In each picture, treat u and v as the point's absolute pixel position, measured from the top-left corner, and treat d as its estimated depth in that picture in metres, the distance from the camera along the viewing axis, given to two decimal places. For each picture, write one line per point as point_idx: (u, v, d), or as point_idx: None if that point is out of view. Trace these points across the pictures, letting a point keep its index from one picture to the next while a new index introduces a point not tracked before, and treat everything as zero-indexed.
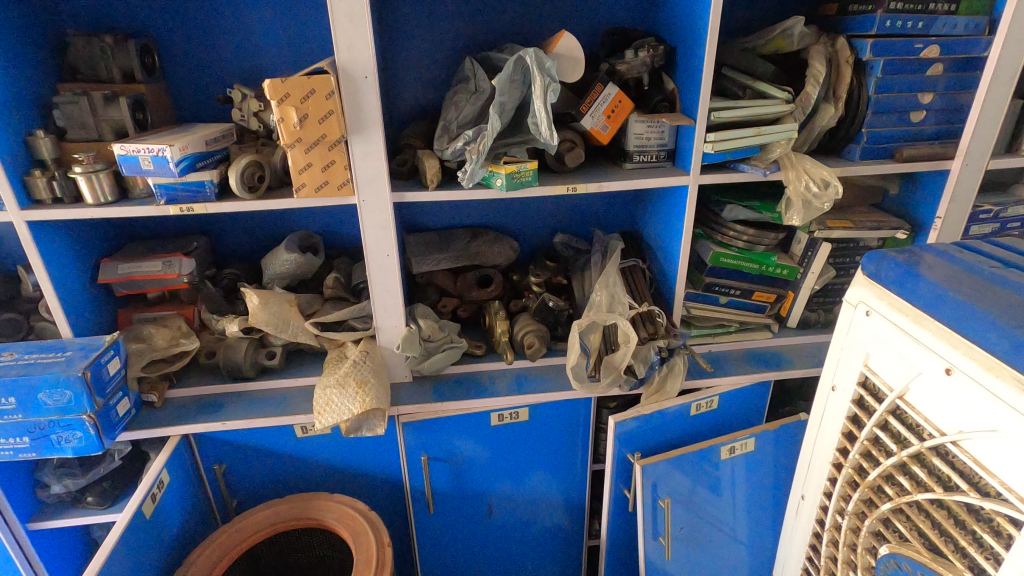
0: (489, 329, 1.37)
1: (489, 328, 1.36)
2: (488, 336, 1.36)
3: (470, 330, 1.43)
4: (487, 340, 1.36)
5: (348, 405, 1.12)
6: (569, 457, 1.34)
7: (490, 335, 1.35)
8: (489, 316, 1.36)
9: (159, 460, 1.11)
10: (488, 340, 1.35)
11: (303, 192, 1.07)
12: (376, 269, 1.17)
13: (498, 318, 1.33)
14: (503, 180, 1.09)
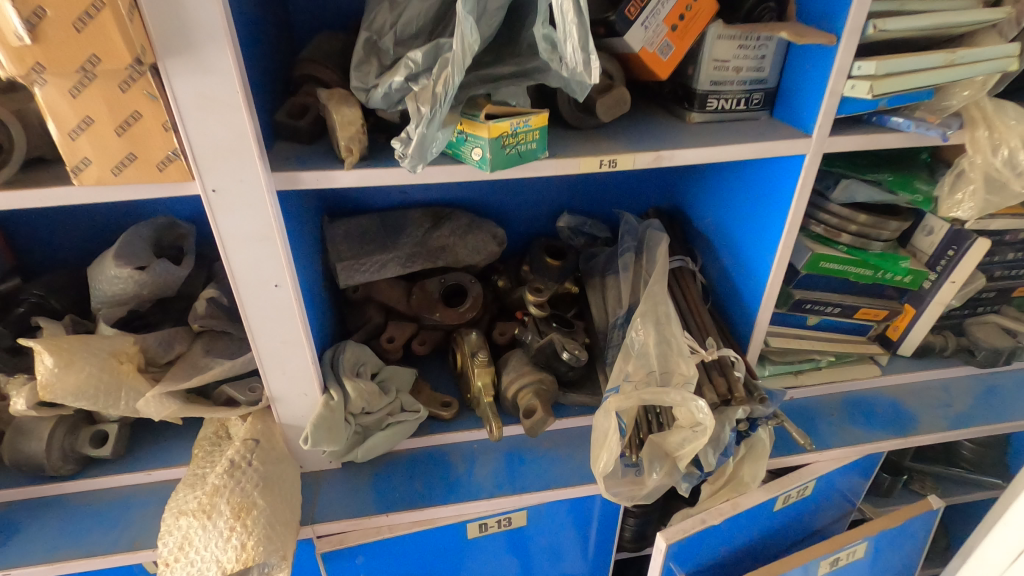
0: (463, 376, 0.88)
1: (464, 375, 0.87)
2: (461, 386, 0.88)
3: (433, 366, 0.95)
4: (461, 391, 0.89)
5: (218, 554, 0.65)
6: (585, 559, 0.91)
7: (465, 386, 0.87)
8: (463, 355, 0.88)
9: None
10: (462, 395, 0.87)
11: (86, 177, 0.54)
12: (257, 312, 0.65)
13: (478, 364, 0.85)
14: (482, 151, 0.58)
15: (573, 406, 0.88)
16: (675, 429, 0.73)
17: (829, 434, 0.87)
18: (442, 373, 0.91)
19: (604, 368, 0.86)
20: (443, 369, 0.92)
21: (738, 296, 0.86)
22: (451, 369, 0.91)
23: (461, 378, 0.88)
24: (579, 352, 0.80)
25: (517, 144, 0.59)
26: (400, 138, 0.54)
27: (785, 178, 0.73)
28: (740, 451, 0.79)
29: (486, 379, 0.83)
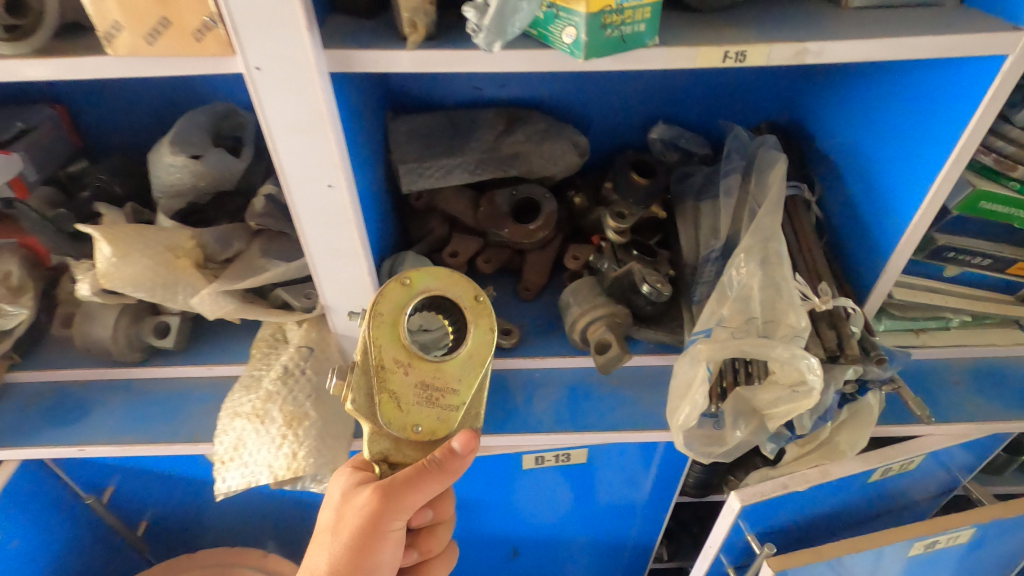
0: (423, 379, 0.52)
1: (404, 388, 0.52)
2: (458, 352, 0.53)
3: (450, 276, 0.54)
4: (467, 350, 0.53)
5: (270, 457, 0.64)
6: (646, 499, 0.88)
7: (423, 409, 0.53)
8: (370, 373, 0.52)
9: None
10: (471, 357, 0.53)
11: (121, 46, 0.48)
12: (307, 216, 0.59)
13: (382, 444, 0.54)
14: (578, 31, 0.46)
15: (647, 343, 0.79)
16: (768, 385, 0.63)
17: (950, 406, 0.74)
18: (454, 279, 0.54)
19: (689, 306, 0.76)
20: (426, 284, 0.53)
21: (864, 235, 0.72)
22: (467, 279, 0.53)
23: (431, 356, 0.53)
24: (661, 287, 0.71)
25: (622, 25, 0.46)
26: (473, 6, 0.45)
27: (962, 88, 0.56)
28: (840, 415, 0.68)
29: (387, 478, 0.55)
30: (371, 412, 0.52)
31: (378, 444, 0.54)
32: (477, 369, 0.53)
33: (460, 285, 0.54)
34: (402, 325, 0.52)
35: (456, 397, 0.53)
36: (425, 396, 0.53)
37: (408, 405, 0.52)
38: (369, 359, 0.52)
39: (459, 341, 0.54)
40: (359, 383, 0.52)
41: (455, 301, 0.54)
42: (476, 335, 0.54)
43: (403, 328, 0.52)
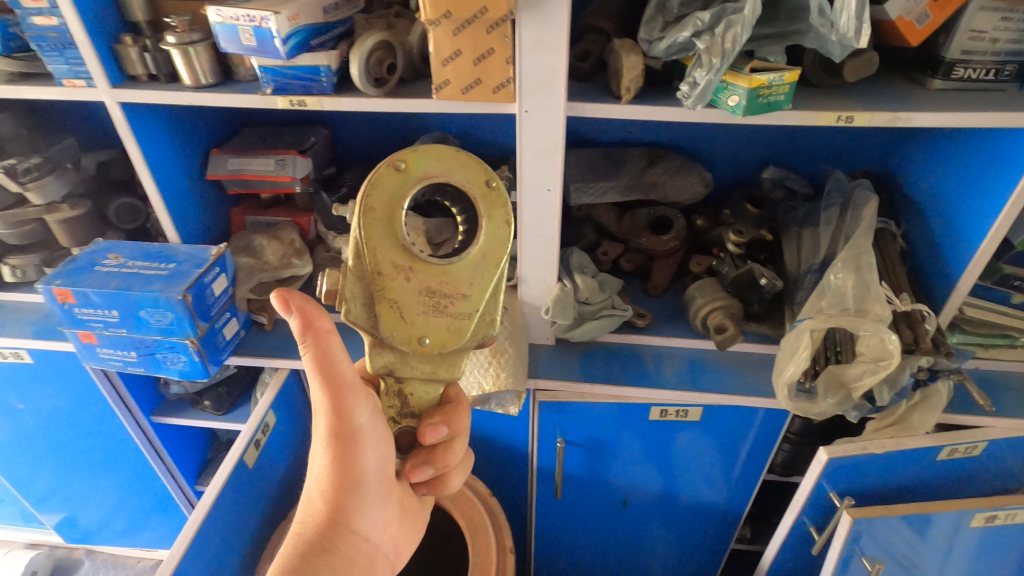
0: (430, 285, 0.58)
1: (406, 296, 0.58)
2: (473, 244, 0.59)
3: (452, 164, 0.57)
4: (478, 247, 0.58)
5: (479, 377, 0.90)
6: (742, 467, 1.07)
7: (430, 316, 0.59)
8: (370, 277, 0.57)
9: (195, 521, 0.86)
10: (483, 257, 0.59)
11: (445, 93, 0.77)
12: (527, 210, 0.86)
13: (386, 356, 0.61)
14: (741, 98, 0.70)
15: (754, 335, 1.00)
16: (856, 362, 0.83)
17: (1011, 406, 0.90)
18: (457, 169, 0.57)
19: (791, 306, 0.97)
20: (423, 179, 0.56)
21: (940, 260, 0.91)
22: (475, 164, 0.57)
23: (435, 260, 0.58)
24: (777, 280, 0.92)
25: (770, 95, 0.70)
26: (685, 86, 0.71)
27: (1021, 149, 0.76)
28: (914, 397, 0.87)
29: (392, 391, 0.63)
30: (373, 323, 0.59)
31: (384, 357, 0.61)
32: (490, 271, 0.59)
33: (467, 171, 0.58)
34: (400, 227, 0.56)
35: (468, 301, 0.59)
36: (435, 303, 0.58)
37: (414, 314, 0.59)
38: (368, 264, 0.57)
39: (471, 237, 0.59)
40: (356, 294, 0.58)
41: (461, 188, 0.58)
42: (491, 229, 0.58)
43: (400, 223, 0.56)
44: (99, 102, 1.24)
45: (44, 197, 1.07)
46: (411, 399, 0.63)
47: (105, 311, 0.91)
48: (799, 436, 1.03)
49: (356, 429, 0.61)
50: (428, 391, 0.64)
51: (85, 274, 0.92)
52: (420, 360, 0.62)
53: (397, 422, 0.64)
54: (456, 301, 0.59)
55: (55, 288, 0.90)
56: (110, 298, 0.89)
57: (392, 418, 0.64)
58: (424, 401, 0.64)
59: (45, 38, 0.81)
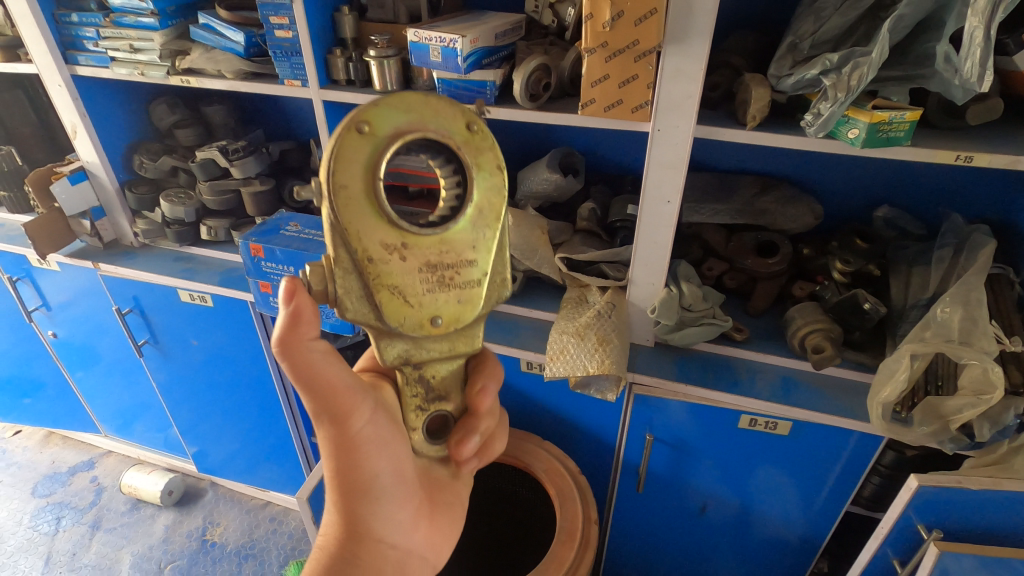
0: (430, 259, 0.54)
1: (406, 275, 0.54)
2: (468, 196, 0.54)
3: (421, 109, 0.51)
4: (474, 203, 0.54)
5: (585, 361, 1.00)
6: (828, 492, 1.08)
7: (435, 293, 0.55)
8: (360, 267, 0.52)
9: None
10: (481, 213, 0.55)
11: (589, 109, 0.90)
12: (645, 219, 0.97)
13: (400, 345, 0.57)
14: (860, 131, 0.77)
15: (851, 363, 1.03)
16: (956, 395, 0.85)
17: None
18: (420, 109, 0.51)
19: (893, 338, 1.00)
20: (393, 136, 0.50)
21: None
22: (450, 109, 0.51)
23: (428, 231, 0.54)
24: (880, 310, 0.96)
25: (889, 131, 0.77)
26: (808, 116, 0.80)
27: None
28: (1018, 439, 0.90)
29: (413, 379, 0.59)
30: (377, 318, 0.54)
31: (397, 347, 0.57)
32: (490, 225, 0.56)
33: (443, 116, 0.52)
34: (381, 198, 0.51)
35: (475, 267, 0.56)
36: (440, 277, 0.55)
37: (420, 295, 0.55)
38: (355, 253, 0.52)
39: (464, 193, 0.55)
40: (352, 288, 0.53)
41: (439, 138, 0.52)
42: (481, 179, 0.54)
43: (378, 191, 0.51)
44: (288, 101, 1.50)
45: (243, 173, 1.31)
46: (434, 380, 0.60)
47: (285, 266, 1.12)
48: (890, 468, 1.05)
49: (360, 433, 0.57)
50: (455, 372, 0.61)
51: (273, 236, 1.13)
52: (435, 342, 0.58)
53: (427, 410, 0.60)
54: (461, 268, 0.56)
55: (252, 243, 1.12)
56: (290, 256, 1.10)
57: (419, 407, 0.60)
58: (448, 383, 0.61)
59: (280, 47, 1.04)
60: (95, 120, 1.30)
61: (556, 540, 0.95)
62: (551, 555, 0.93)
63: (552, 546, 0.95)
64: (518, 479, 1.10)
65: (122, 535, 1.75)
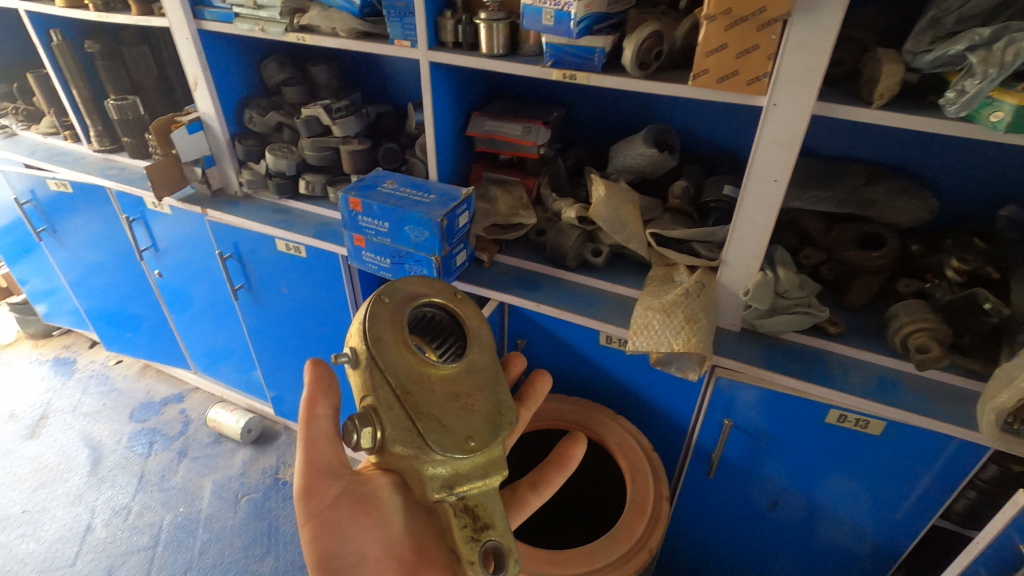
0: (451, 389, 0.67)
1: (431, 398, 0.66)
2: (469, 345, 0.72)
3: (424, 285, 0.74)
4: (476, 347, 0.72)
5: (669, 338, 0.99)
6: (916, 503, 1.02)
7: (462, 420, 0.66)
8: (400, 396, 0.65)
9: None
10: (482, 329, 0.74)
11: (701, 80, 0.87)
12: (748, 198, 0.94)
13: (444, 468, 0.66)
14: (1005, 115, 0.71)
15: (958, 368, 0.97)
16: None
17: None
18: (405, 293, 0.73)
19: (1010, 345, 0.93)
20: (406, 300, 0.71)
21: None
22: (441, 283, 0.75)
23: (448, 365, 0.69)
24: (999, 312, 0.90)
25: None
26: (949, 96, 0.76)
27: None
28: None
29: (460, 508, 0.67)
30: (422, 436, 0.64)
31: (440, 470, 0.66)
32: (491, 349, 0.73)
33: (439, 288, 0.75)
34: (407, 346, 0.67)
35: (484, 387, 0.70)
36: (463, 402, 0.67)
37: (451, 420, 0.66)
38: (397, 386, 0.65)
39: (461, 350, 0.73)
40: (397, 419, 0.64)
41: (440, 304, 0.74)
42: (474, 332, 0.73)
43: (406, 339, 0.67)
44: (387, 65, 1.55)
45: (343, 132, 1.37)
46: (478, 512, 0.67)
47: (379, 222, 1.16)
48: (989, 484, 0.99)
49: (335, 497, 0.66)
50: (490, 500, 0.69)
51: (371, 192, 1.18)
52: (470, 463, 0.68)
53: (479, 541, 0.65)
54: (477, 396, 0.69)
55: (351, 197, 1.16)
56: (386, 212, 1.14)
57: (471, 539, 0.65)
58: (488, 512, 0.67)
59: (394, 7, 1.07)
60: (214, 73, 1.39)
61: (627, 511, 0.96)
62: (621, 525, 0.94)
63: (622, 516, 0.96)
64: (588, 449, 1.10)
65: (205, 464, 1.89)
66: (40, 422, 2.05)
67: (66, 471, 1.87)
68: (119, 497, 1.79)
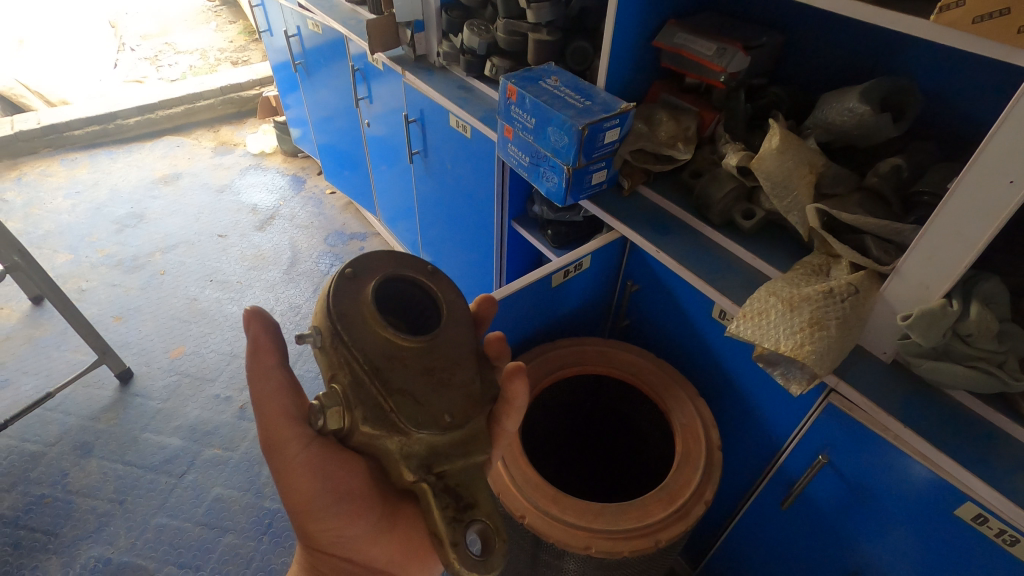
0: (428, 364, 0.70)
1: (396, 376, 0.69)
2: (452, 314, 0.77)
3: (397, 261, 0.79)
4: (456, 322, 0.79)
5: (781, 335, 0.81)
6: None
7: (444, 405, 0.69)
8: (375, 371, 0.69)
9: (498, 295, 1.00)
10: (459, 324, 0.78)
11: (947, 17, 0.63)
12: (958, 198, 0.68)
13: (416, 445, 0.69)
14: None
15: None
16: None
17: None
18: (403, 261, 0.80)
19: None
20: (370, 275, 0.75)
21: None
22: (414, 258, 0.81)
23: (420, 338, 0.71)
24: None
25: None
26: None
27: None
28: None
29: (439, 491, 0.68)
30: (392, 415, 0.69)
31: (417, 442, 0.69)
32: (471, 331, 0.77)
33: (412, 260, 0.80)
34: (377, 325, 0.70)
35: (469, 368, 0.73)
36: (439, 377, 0.71)
37: (430, 398, 0.69)
38: (366, 362, 0.69)
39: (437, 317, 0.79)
40: (402, 402, 0.68)
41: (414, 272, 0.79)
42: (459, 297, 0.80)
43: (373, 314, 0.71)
44: None
45: (535, 19, 1.31)
46: (461, 491, 0.69)
47: (528, 117, 1.12)
48: None
49: (306, 461, 0.74)
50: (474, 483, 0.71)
51: (532, 84, 1.13)
52: (449, 444, 0.70)
53: (461, 522, 0.66)
54: (458, 370, 0.73)
55: (510, 84, 1.13)
56: (536, 107, 1.09)
57: (455, 519, 0.66)
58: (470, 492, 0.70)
59: None
60: None
61: (653, 494, 0.85)
62: (639, 503, 0.84)
63: (646, 495, 0.86)
64: (654, 417, 1.01)
65: None
66: (268, 220, 2.56)
67: (272, 263, 2.34)
68: (296, 297, 2.19)
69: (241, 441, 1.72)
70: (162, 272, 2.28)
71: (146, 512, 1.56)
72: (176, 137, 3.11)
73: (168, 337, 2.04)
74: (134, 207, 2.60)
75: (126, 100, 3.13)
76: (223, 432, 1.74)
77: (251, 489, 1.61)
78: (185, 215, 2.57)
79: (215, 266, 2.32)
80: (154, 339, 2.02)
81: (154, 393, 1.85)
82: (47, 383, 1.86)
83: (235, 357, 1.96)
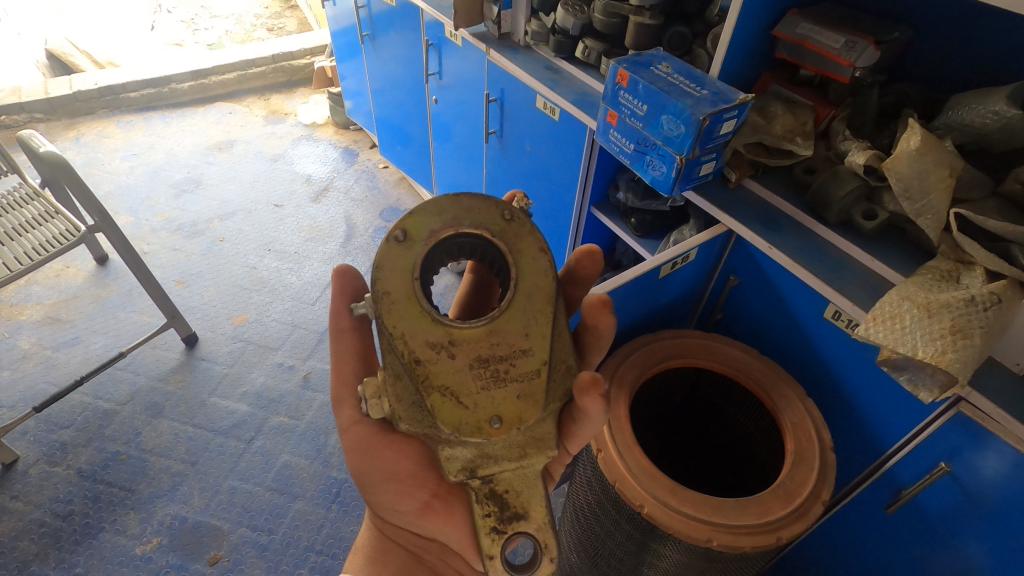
0: (479, 355, 0.75)
1: (438, 374, 0.75)
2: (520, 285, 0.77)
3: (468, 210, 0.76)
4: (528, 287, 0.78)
5: (918, 341, 0.80)
6: None
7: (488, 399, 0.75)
8: (416, 368, 0.75)
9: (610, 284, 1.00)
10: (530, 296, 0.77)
11: None
12: None
13: (466, 451, 0.75)
14: None
15: None
16: None
17: None
18: (479, 210, 0.76)
19: None
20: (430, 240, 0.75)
21: None
22: (491, 208, 0.76)
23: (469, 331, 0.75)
24: None
25: None
26: None
27: None
28: None
29: (483, 496, 0.74)
30: (431, 415, 0.75)
31: (462, 450, 0.75)
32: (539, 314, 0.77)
33: (485, 211, 0.76)
34: (425, 317, 0.75)
35: (533, 354, 0.77)
36: (495, 371, 0.75)
37: (473, 394, 0.75)
38: (409, 357, 0.75)
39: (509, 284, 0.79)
40: (442, 402, 0.74)
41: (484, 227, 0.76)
42: (528, 256, 0.77)
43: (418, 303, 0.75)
44: None
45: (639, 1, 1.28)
46: (507, 499, 0.74)
47: (638, 103, 1.10)
48: None
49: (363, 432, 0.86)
50: (526, 490, 0.75)
51: (643, 69, 1.11)
52: (496, 447, 0.75)
53: (501, 534, 0.72)
54: (513, 361, 0.76)
55: (620, 69, 1.11)
56: (649, 94, 1.07)
57: (494, 529, 0.73)
58: (519, 501, 0.74)
59: None
60: None
61: (770, 491, 0.85)
62: (758, 499, 0.84)
63: (763, 492, 0.86)
64: (758, 411, 1.01)
65: None
66: (323, 192, 2.57)
67: (328, 235, 2.35)
68: None
69: (306, 410, 1.75)
70: (221, 239, 2.30)
71: (218, 475, 1.60)
72: (228, 103, 3.11)
73: (230, 303, 2.06)
74: (190, 172, 2.62)
75: (179, 64, 3.13)
76: (289, 401, 1.77)
77: (318, 458, 1.64)
78: (241, 182, 2.58)
79: (272, 236, 2.33)
80: (217, 305, 2.05)
81: (220, 358, 1.88)
82: (116, 343, 1.90)
83: (297, 327, 1.99)
